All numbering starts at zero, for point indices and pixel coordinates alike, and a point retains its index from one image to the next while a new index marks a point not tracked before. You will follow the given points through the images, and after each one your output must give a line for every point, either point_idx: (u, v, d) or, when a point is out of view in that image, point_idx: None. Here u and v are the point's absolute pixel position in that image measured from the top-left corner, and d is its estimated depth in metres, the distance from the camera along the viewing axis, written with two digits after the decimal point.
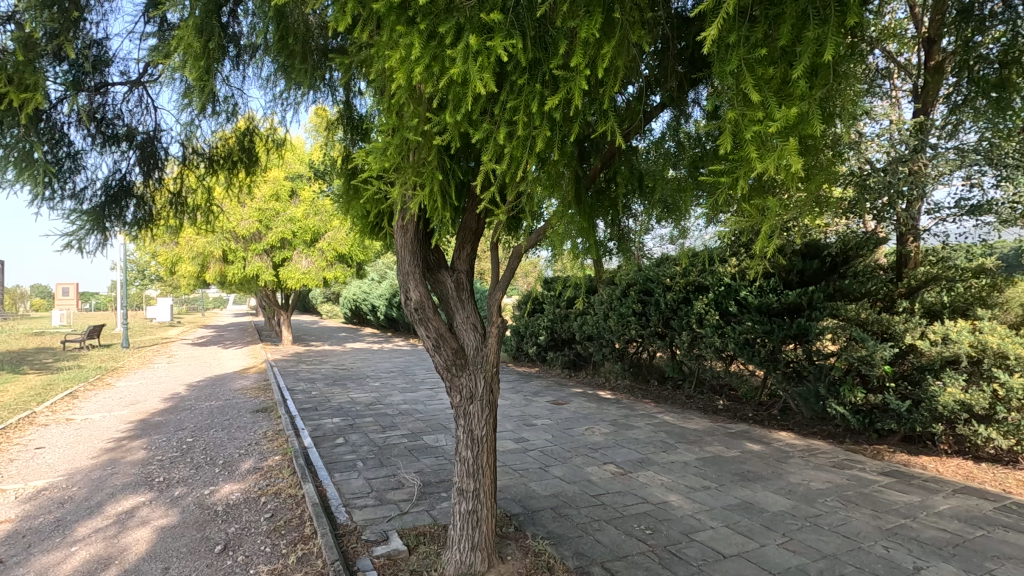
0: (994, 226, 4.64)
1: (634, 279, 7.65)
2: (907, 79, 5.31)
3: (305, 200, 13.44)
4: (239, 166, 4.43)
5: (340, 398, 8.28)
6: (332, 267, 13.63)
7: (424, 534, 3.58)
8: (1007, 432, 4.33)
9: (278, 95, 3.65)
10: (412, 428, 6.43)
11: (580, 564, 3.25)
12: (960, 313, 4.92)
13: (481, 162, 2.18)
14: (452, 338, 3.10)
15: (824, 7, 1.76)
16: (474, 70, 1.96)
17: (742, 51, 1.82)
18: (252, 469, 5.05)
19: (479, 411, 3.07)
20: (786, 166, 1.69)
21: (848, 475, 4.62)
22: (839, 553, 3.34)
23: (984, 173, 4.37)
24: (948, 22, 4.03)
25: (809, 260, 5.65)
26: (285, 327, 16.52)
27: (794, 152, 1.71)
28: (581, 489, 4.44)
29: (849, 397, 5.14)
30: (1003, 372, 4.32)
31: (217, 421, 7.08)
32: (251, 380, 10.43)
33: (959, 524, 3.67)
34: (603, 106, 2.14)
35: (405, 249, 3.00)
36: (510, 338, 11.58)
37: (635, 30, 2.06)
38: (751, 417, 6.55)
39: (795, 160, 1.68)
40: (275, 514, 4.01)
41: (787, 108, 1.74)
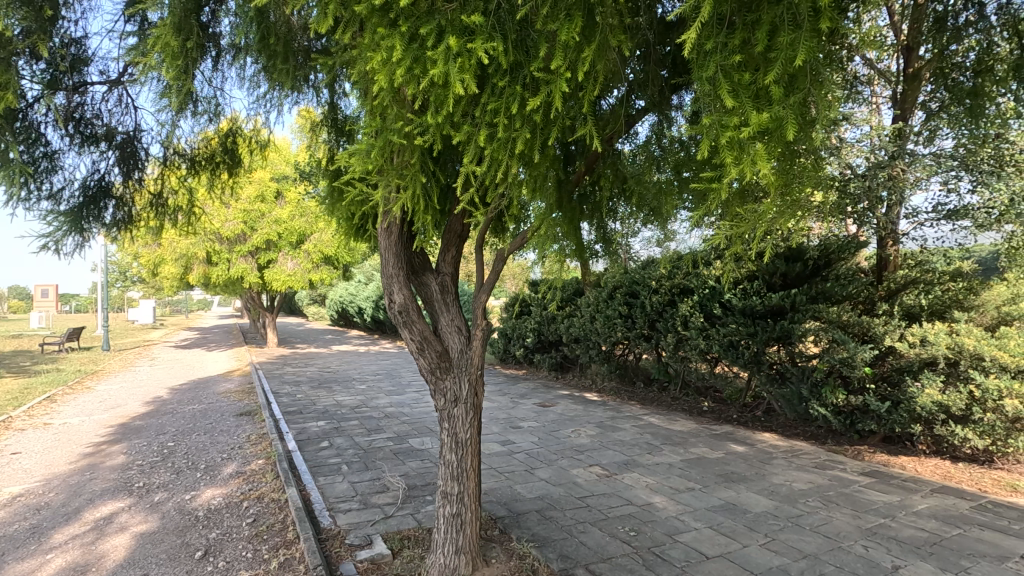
0: (971, 230, 4.70)
1: (621, 281, 7.72)
2: (886, 85, 5.39)
3: (291, 201, 13.33)
4: (222, 167, 4.38)
5: (326, 401, 8.21)
6: (317, 268, 13.54)
7: (408, 537, 3.56)
8: (983, 432, 4.42)
9: (260, 95, 3.62)
10: (398, 431, 6.40)
11: (564, 566, 3.26)
12: (938, 315, 5.01)
13: (462, 163, 2.18)
14: (436, 341, 3.09)
15: (799, 15, 1.78)
16: (454, 72, 1.96)
17: (719, 57, 1.85)
18: (235, 473, 4.99)
19: (464, 414, 3.06)
20: (758, 172, 1.70)
21: (830, 475, 4.68)
22: (820, 553, 3.38)
23: (960, 179, 4.43)
24: (924, 30, 4.13)
25: (792, 263, 5.71)
26: (271, 330, 16.37)
27: (764, 159, 1.73)
28: (567, 491, 4.46)
29: (830, 398, 5.22)
30: (979, 372, 4.41)
31: (200, 424, 6.98)
32: (236, 383, 10.30)
33: (936, 523, 3.73)
34: (583, 110, 2.15)
35: (388, 251, 2.98)
36: (498, 340, 11.58)
37: (616, 34, 2.07)
38: (735, 418, 6.61)
39: (766, 165, 1.70)
40: (257, 519, 3.97)
41: (761, 113, 1.76)
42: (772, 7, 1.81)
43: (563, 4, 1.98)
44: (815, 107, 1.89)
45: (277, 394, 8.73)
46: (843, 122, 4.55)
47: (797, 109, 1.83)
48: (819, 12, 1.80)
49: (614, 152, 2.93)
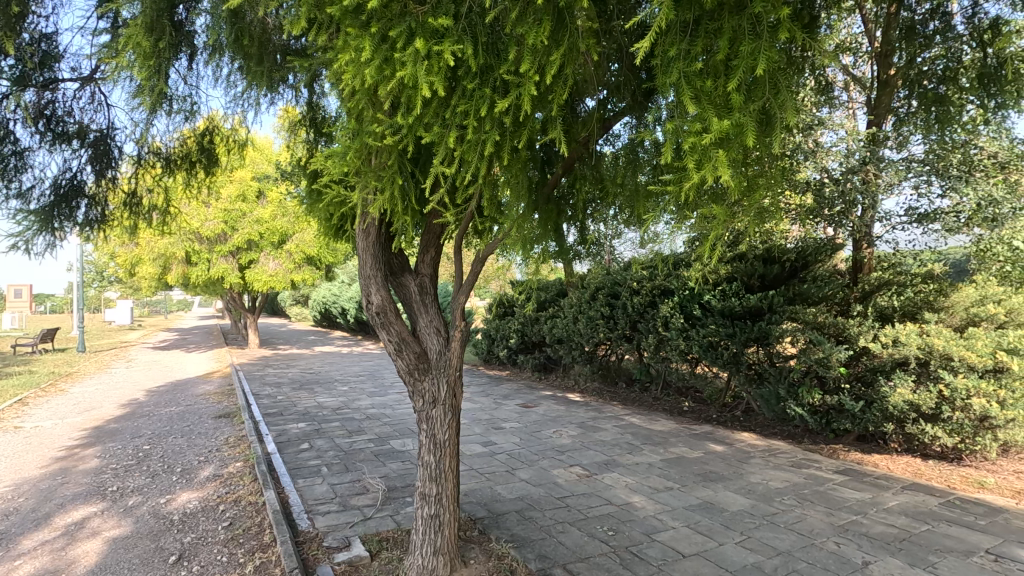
0: (941, 234, 4.80)
1: (603, 282, 7.78)
2: (861, 91, 5.50)
3: (272, 201, 13.16)
4: (198, 166, 4.32)
5: (306, 403, 8.13)
6: (300, 269, 13.42)
7: (387, 539, 3.55)
8: (952, 430, 4.53)
9: (237, 94, 3.59)
10: (379, 432, 6.36)
11: (543, 566, 3.28)
12: (910, 316, 5.11)
13: (432, 165, 2.18)
14: (415, 342, 3.09)
15: (761, 25, 1.82)
16: (421, 74, 1.96)
17: (682, 64, 1.88)
18: (212, 476, 4.92)
19: (442, 414, 3.07)
20: (714, 179, 1.73)
21: (805, 474, 4.76)
22: (793, 550, 3.44)
23: (931, 184, 4.54)
24: (895, 38, 4.21)
25: (770, 265, 5.81)
26: (252, 330, 16.19)
27: (722, 165, 1.77)
28: (547, 491, 4.48)
29: (807, 398, 5.32)
30: (948, 372, 4.51)
31: (178, 427, 6.88)
32: (215, 385, 10.15)
33: (906, 519, 3.82)
34: (553, 113, 2.16)
35: (366, 252, 2.97)
36: (481, 342, 11.55)
37: (586, 39, 2.10)
38: (715, 418, 6.69)
39: (725, 172, 1.73)
40: (233, 522, 3.93)
41: (723, 120, 1.78)
42: (733, 17, 1.86)
43: (532, 9, 2.00)
44: (776, 114, 1.93)
45: (257, 396, 8.63)
46: (819, 126, 4.63)
47: (758, 116, 1.87)
48: (778, 23, 1.85)
49: (593, 154, 2.95)
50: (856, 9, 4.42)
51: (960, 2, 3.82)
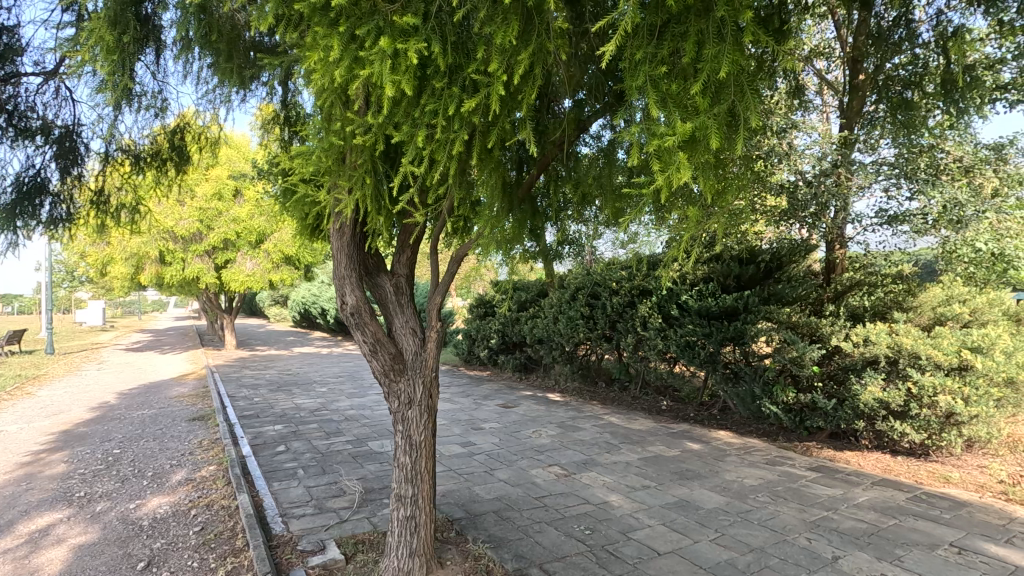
0: (910, 235, 4.89)
1: (583, 282, 7.84)
2: (834, 96, 5.61)
3: (249, 200, 12.92)
4: (168, 162, 4.23)
5: (283, 405, 8.02)
6: (278, 269, 13.26)
7: (363, 541, 3.52)
8: (920, 426, 4.65)
9: (207, 91, 3.53)
10: (358, 434, 6.29)
11: (519, 566, 3.28)
12: (880, 315, 5.22)
13: (401, 164, 2.16)
14: (390, 343, 3.07)
15: (724, 29, 1.85)
16: (386, 74, 1.94)
17: (648, 67, 1.90)
18: (183, 481, 4.83)
19: (418, 415, 3.05)
20: (678, 181, 1.75)
21: (779, 471, 4.84)
22: (766, 546, 3.49)
23: (900, 186, 4.65)
24: (866, 44, 4.29)
25: (746, 265, 5.90)
26: (229, 331, 15.92)
27: (685, 168, 1.79)
28: (525, 491, 4.48)
29: (781, 396, 5.40)
30: (915, 370, 4.61)
31: (150, 430, 6.73)
32: (190, 387, 9.95)
33: (875, 514, 3.91)
34: (522, 113, 2.16)
35: (340, 252, 2.95)
36: (462, 342, 11.51)
37: (555, 40, 2.09)
38: (692, 416, 6.76)
39: (687, 174, 1.75)
40: (205, 527, 3.86)
41: (687, 122, 1.80)
42: (698, 20, 1.88)
43: (501, 8, 2.00)
44: (740, 117, 1.93)
45: (233, 398, 8.47)
46: (792, 129, 4.70)
47: (723, 119, 1.88)
48: (741, 26, 1.88)
49: (571, 155, 2.97)
50: (828, 15, 4.52)
51: (925, 11, 3.93)
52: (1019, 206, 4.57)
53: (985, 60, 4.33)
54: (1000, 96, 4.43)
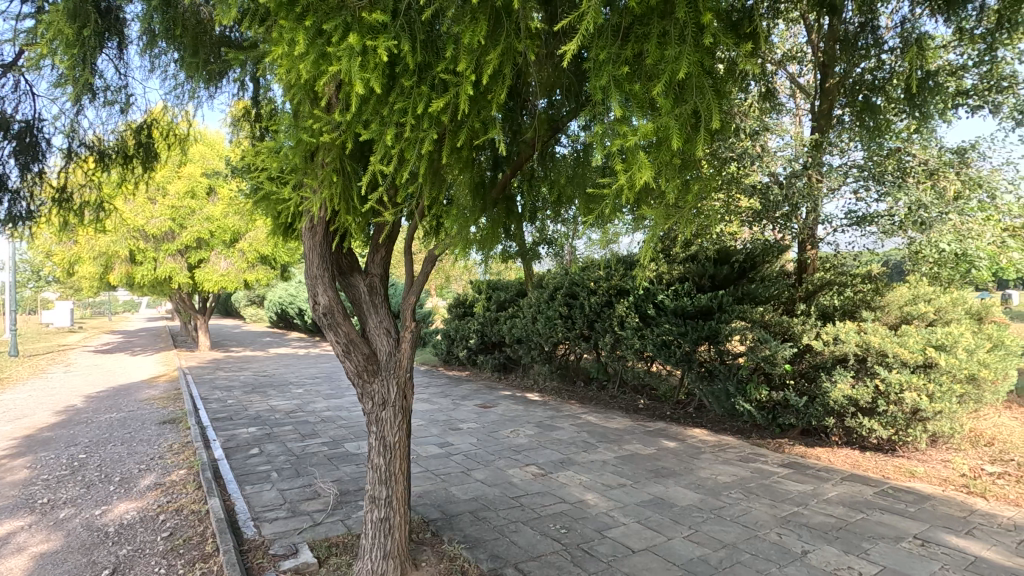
0: (878, 236, 5.01)
1: (561, 281, 7.87)
2: (806, 100, 5.71)
3: (224, 198, 12.65)
4: (133, 160, 4.11)
5: (258, 406, 7.89)
6: (253, 268, 13.05)
7: (336, 544, 3.48)
8: (887, 422, 4.77)
9: (174, 87, 3.46)
10: (334, 435, 6.22)
11: (494, 566, 3.27)
12: (850, 314, 5.34)
13: (369, 163, 2.15)
14: (364, 344, 3.04)
15: (686, 31, 1.86)
16: (353, 71, 1.92)
17: (611, 67, 1.91)
18: (152, 485, 4.71)
19: (392, 417, 3.03)
20: (639, 181, 1.77)
21: (752, 468, 4.92)
22: (738, 542, 3.54)
23: (869, 189, 4.77)
24: (836, 50, 4.36)
25: (720, 265, 6.01)
26: (203, 333, 15.59)
27: (646, 168, 1.81)
28: (502, 491, 4.48)
29: (754, 394, 5.49)
30: (883, 368, 4.73)
31: (118, 434, 6.56)
32: (161, 389, 9.73)
33: (843, 509, 4.00)
34: (491, 112, 2.16)
35: (312, 251, 2.91)
36: (441, 342, 11.45)
37: (523, 40, 2.09)
38: (669, 414, 6.82)
39: (648, 174, 1.77)
40: (174, 532, 3.77)
41: (649, 122, 1.82)
42: (660, 22, 1.89)
43: (468, 6, 1.99)
44: (702, 119, 1.94)
45: (206, 400, 8.30)
46: (765, 132, 4.79)
47: (686, 120, 1.90)
48: (703, 27, 1.89)
49: (546, 157, 2.97)
50: (799, 20, 4.60)
51: (891, 18, 4.02)
52: (980, 209, 4.73)
53: (948, 67, 4.46)
54: (963, 102, 4.58)
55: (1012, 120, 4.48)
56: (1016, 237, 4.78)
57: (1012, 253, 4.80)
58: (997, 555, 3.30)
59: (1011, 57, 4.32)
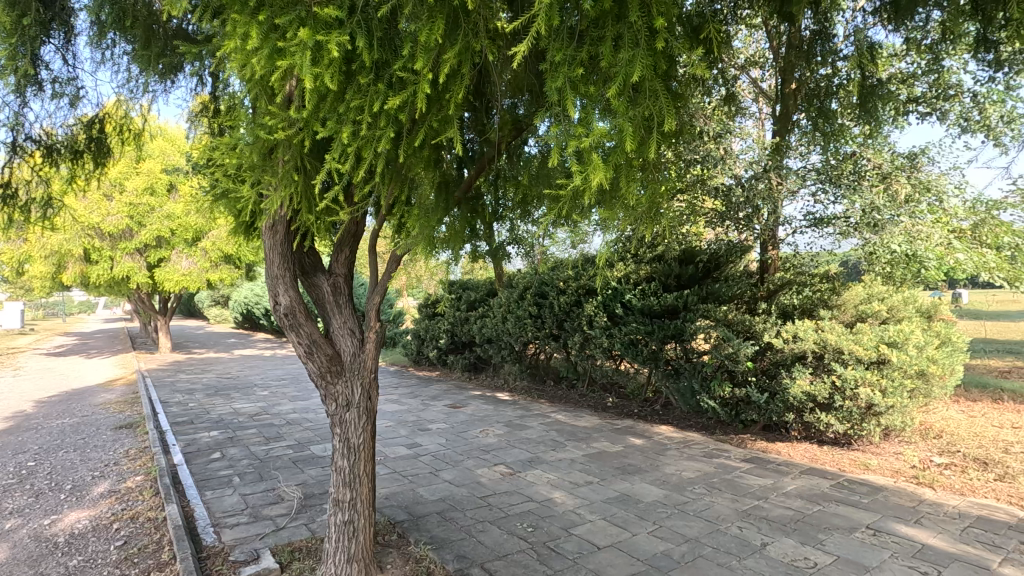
0: (835, 237, 5.18)
1: (531, 281, 7.92)
2: (767, 105, 5.87)
3: (185, 196, 12.27)
4: (84, 156, 3.95)
5: (221, 410, 7.68)
6: (216, 268, 12.72)
7: (300, 549, 3.42)
8: (843, 417, 4.94)
9: (126, 80, 3.35)
10: (299, 438, 6.10)
11: (460, 566, 3.26)
12: (808, 313, 5.49)
13: (326, 161, 2.13)
14: (327, 345, 2.99)
15: (638, 34, 1.88)
16: (305, 66, 1.89)
17: (566, 69, 1.93)
18: (106, 493, 4.54)
19: (356, 418, 2.99)
20: (592, 181, 1.79)
21: (716, 463, 5.03)
22: (700, 536, 3.62)
23: (826, 192, 4.94)
24: (795, 57, 4.48)
25: (685, 265, 6.14)
26: (163, 334, 15.09)
27: (601, 168, 1.83)
28: (470, 491, 4.47)
29: (718, 391, 5.61)
30: (839, 364, 4.90)
31: (71, 440, 6.30)
32: (118, 393, 9.38)
33: (801, 502, 4.13)
34: (450, 110, 2.15)
35: (273, 251, 2.85)
36: (411, 342, 11.35)
37: (482, 39, 2.09)
38: (637, 412, 6.91)
39: (602, 174, 1.79)
40: (128, 541, 3.64)
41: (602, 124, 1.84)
42: (614, 25, 1.92)
43: (425, 4, 1.98)
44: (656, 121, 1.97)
45: (165, 404, 8.04)
46: (729, 135, 4.90)
47: (640, 122, 1.92)
48: (656, 29, 1.92)
49: (511, 158, 2.98)
50: (761, 27, 4.71)
51: (846, 28, 4.15)
52: (930, 211, 4.98)
53: (900, 75, 4.65)
54: (914, 108, 4.77)
55: (957, 127, 4.70)
56: (963, 238, 5.10)
57: (958, 253, 4.97)
58: (943, 542, 3.45)
59: (957, 67, 4.53)
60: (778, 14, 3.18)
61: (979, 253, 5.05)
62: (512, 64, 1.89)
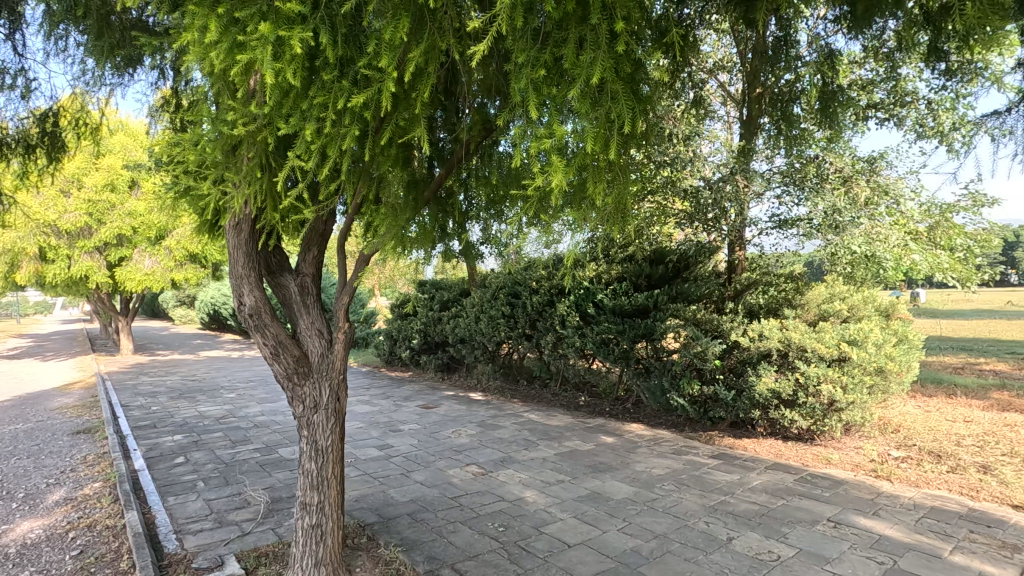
0: (799, 238, 5.32)
1: (504, 281, 7.95)
2: (734, 109, 5.98)
3: (147, 193, 11.88)
4: (37, 150, 3.80)
5: (185, 413, 7.47)
6: (181, 267, 12.38)
7: (266, 554, 3.35)
8: (807, 413, 5.08)
9: (82, 73, 3.24)
10: (267, 441, 5.98)
11: (430, 567, 3.25)
12: (774, 312, 5.64)
13: (289, 158, 2.10)
14: (294, 346, 2.94)
15: (600, 36, 1.90)
16: (266, 61, 1.86)
17: (529, 71, 1.94)
18: (62, 501, 4.37)
19: (324, 420, 2.94)
20: (554, 183, 1.81)
21: (684, 460, 5.12)
22: (668, 532, 3.68)
23: (790, 195, 5.09)
24: (760, 63, 4.57)
25: (656, 265, 6.23)
26: (125, 335, 14.60)
27: (562, 169, 1.84)
28: (441, 492, 4.45)
29: (687, 389, 5.71)
30: (802, 362, 5.04)
31: (24, 446, 6.04)
32: (75, 397, 9.03)
33: (766, 496, 4.23)
34: (416, 109, 2.14)
35: (237, 250, 2.79)
36: (383, 342, 11.23)
37: (448, 37, 2.08)
38: (608, 411, 6.98)
39: (563, 175, 1.81)
40: (85, 550, 3.52)
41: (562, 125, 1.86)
42: (577, 27, 1.94)
43: (389, 3, 1.96)
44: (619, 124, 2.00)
45: (126, 407, 7.78)
46: (697, 138, 4.98)
47: (602, 124, 1.95)
48: (618, 32, 1.95)
49: (481, 157, 2.98)
50: (727, 32, 4.80)
51: (808, 35, 4.26)
52: (888, 214, 5.15)
53: (860, 82, 4.79)
54: (872, 114, 4.94)
55: (913, 133, 4.87)
56: (919, 240, 5.27)
57: (914, 254, 5.13)
58: (899, 533, 3.58)
59: (913, 75, 4.69)
60: (743, 20, 3.26)
61: (933, 254, 5.24)
62: (476, 63, 1.90)
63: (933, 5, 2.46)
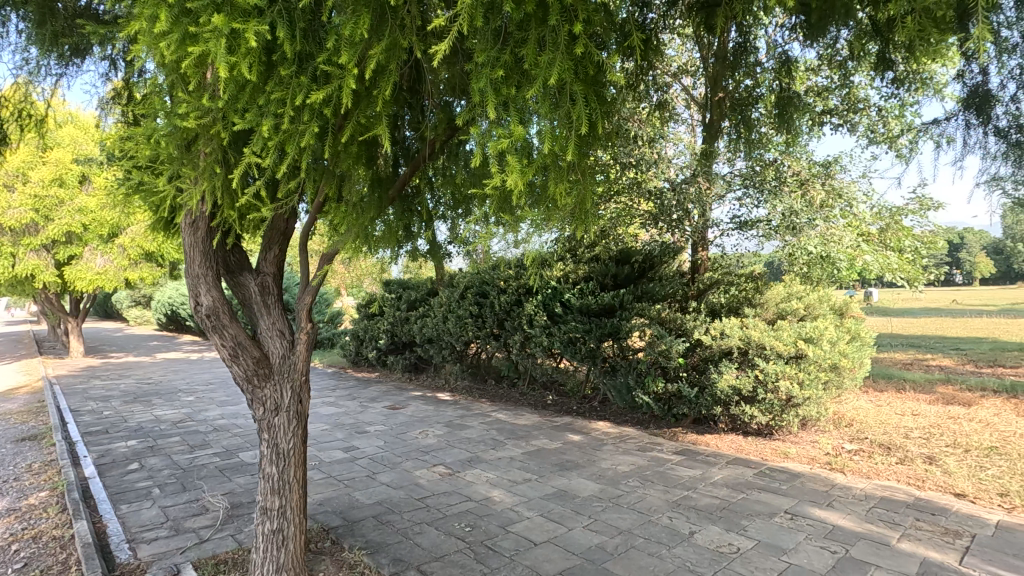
0: (759, 239, 5.48)
1: (472, 281, 7.94)
2: (697, 113, 6.10)
3: (98, 188, 11.38)
4: None
5: (140, 418, 7.18)
6: (135, 266, 11.92)
7: (224, 561, 3.26)
8: (766, 409, 5.24)
9: (24, 62, 3.08)
10: (227, 445, 5.81)
11: (396, 569, 3.21)
12: (734, 311, 5.80)
13: (244, 154, 2.05)
14: (254, 346, 2.87)
15: (558, 37, 1.92)
16: (218, 54, 1.81)
17: (489, 70, 1.95)
18: (5, 512, 4.15)
19: (286, 423, 2.88)
20: (510, 183, 1.82)
21: (649, 456, 5.21)
22: (633, 528, 3.74)
23: (750, 196, 5.28)
24: (721, 67, 4.68)
25: (622, 265, 6.29)
26: (75, 337, 13.97)
27: (519, 169, 1.86)
28: (407, 493, 4.41)
29: (652, 387, 5.81)
30: (761, 359, 5.18)
31: None
32: (19, 402, 8.58)
33: (727, 490, 4.34)
34: (377, 107, 2.11)
35: (192, 248, 2.71)
36: (350, 343, 11.06)
37: (409, 35, 2.06)
38: (575, 409, 7.04)
39: (519, 175, 1.82)
40: (29, 563, 3.35)
41: (521, 125, 1.87)
42: (536, 28, 1.95)
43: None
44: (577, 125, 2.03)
45: (76, 412, 7.43)
46: (661, 140, 5.07)
47: (560, 125, 1.97)
48: (576, 35, 1.97)
49: (446, 156, 2.97)
50: (691, 37, 4.90)
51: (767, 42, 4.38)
52: (842, 216, 5.34)
53: (816, 88, 4.95)
54: (827, 120, 5.13)
55: (865, 139, 5.08)
56: (870, 241, 5.50)
57: (866, 255, 5.36)
58: (851, 523, 3.73)
59: (865, 83, 4.88)
60: (704, 26, 3.35)
61: (883, 254, 5.47)
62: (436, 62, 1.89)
63: (880, 17, 2.58)
